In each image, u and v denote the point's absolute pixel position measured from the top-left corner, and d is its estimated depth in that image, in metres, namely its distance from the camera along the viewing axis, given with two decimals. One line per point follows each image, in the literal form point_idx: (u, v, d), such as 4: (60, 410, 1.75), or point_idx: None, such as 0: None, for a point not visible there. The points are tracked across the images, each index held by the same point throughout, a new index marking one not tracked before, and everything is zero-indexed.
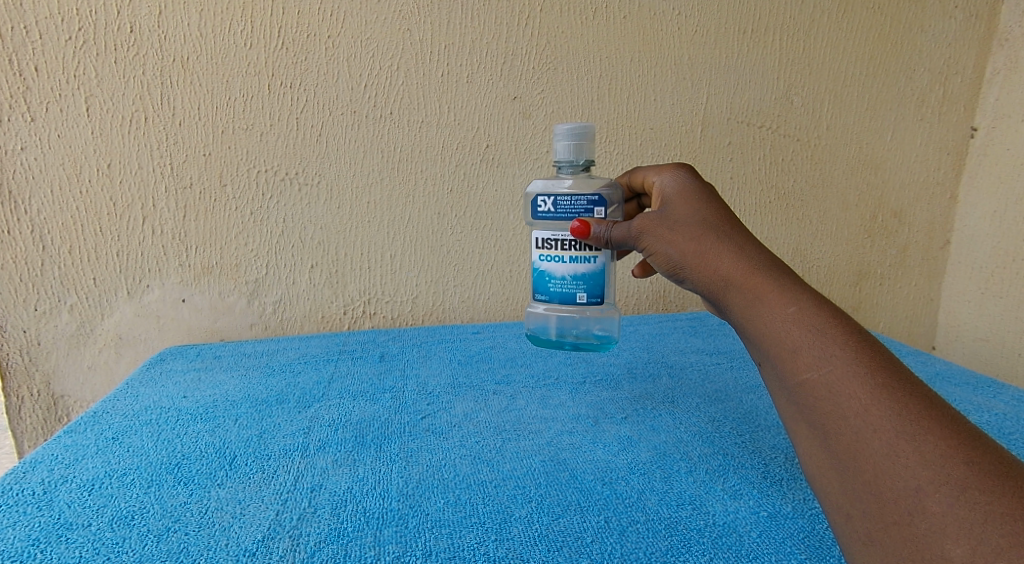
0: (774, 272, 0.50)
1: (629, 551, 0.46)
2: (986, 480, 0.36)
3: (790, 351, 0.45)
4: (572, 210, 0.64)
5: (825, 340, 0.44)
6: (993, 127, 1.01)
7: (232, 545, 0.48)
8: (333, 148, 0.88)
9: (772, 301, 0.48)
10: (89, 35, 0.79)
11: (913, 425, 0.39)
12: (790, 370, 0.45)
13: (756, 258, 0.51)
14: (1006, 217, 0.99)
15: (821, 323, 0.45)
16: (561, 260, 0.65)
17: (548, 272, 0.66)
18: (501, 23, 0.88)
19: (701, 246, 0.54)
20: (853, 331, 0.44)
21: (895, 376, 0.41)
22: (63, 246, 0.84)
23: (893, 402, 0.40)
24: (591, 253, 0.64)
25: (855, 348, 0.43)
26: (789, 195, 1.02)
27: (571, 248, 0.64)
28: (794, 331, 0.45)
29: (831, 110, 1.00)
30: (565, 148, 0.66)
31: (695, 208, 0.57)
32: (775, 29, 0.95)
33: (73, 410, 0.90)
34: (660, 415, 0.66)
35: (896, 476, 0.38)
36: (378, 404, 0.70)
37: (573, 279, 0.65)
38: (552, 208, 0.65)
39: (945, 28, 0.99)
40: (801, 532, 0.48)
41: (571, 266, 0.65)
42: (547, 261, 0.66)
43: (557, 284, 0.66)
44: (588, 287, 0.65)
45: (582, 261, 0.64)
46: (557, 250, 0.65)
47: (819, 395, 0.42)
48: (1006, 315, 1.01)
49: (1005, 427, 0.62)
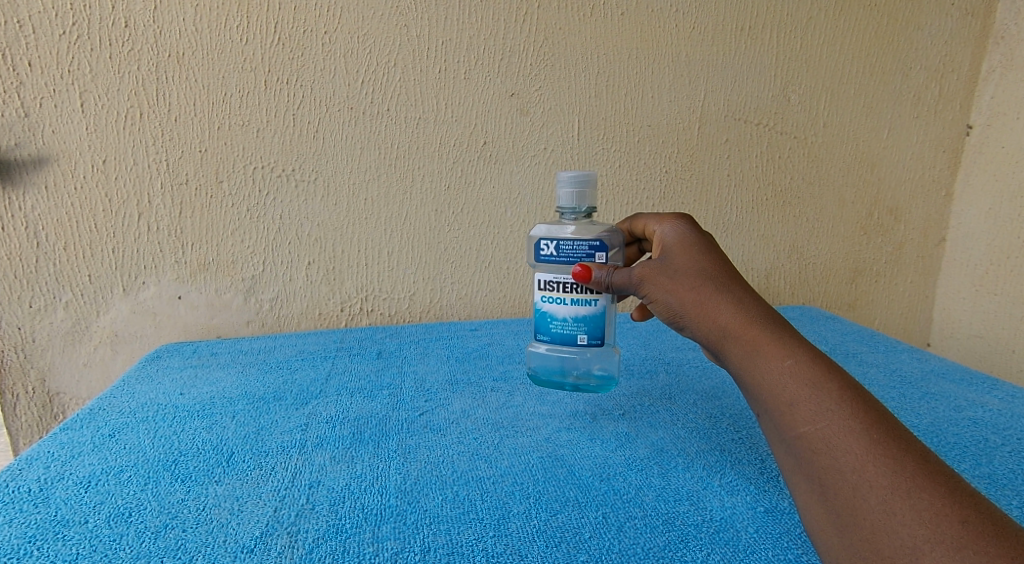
0: (771, 325, 0.50)
1: (627, 546, 0.47)
2: (981, 540, 0.36)
3: (787, 405, 0.45)
4: (574, 255, 0.63)
5: (820, 394, 0.45)
6: (988, 125, 1.01)
7: (230, 541, 0.48)
8: (330, 144, 0.88)
9: (770, 353, 0.48)
10: (83, 30, 0.79)
11: (908, 482, 0.39)
12: (787, 422, 0.45)
13: (755, 310, 0.52)
14: (1001, 214, 0.99)
15: (817, 377, 0.45)
16: (562, 302, 0.63)
17: (549, 314, 0.64)
18: (498, 20, 0.88)
19: (700, 295, 0.54)
20: (847, 385, 0.45)
21: (890, 432, 0.42)
22: (58, 243, 0.84)
23: (888, 458, 0.41)
24: (591, 296, 0.62)
25: (850, 404, 0.44)
26: (785, 193, 1.02)
27: (573, 290, 0.62)
28: (790, 384, 0.46)
29: (827, 108, 1.00)
30: (567, 195, 0.65)
31: (694, 258, 0.56)
32: (772, 26, 0.96)
33: (69, 408, 0.89)
34: (657, 412, 0.66)
35: (891, 534, 0.38)
36: (376, 401, 0.70)
37: (575, 321, 0.63)
38: (555, 251, 0.64)
39: (941, 25, 1.00)
40: (797, 527, 0.48)
41: (572, 308, 0.63)
42: (549, 302, 0.64)
43: (557, 325, 0.64)
44: (589, 328, 0.63)
45: (583, 303, 0.62)
46: (559, 292, 0.63)
47: (817, 450, 0.43)
48: (1001, 311, 1.01)
49: (998, 422, 0.63)
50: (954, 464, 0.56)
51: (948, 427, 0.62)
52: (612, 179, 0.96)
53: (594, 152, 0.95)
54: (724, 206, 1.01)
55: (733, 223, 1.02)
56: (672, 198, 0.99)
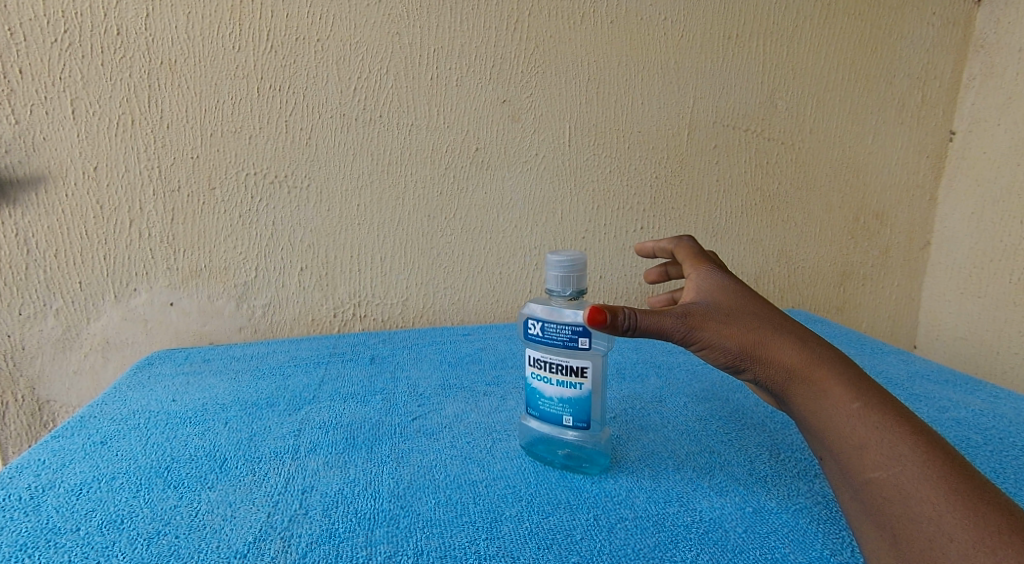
0: (836, 362, 0.50)
1: (618, 547, 0.47)
2: None
3: (856, 448, 0.46)
4: (558, 339, 0.55)
5: (893, 439, 0.45)
6: (970, 131, 1.03)
7: (223, 547, 0.49)
8: (322, 151, 0.89)
9: (838, 395, 0.48)
10: (75, 37, 0.79)
11: (990, 536, 0.40)
12: (855, 466, 0.46)
13: (817, 347, 0.51)
14: (984, 218, 1.01)
15: (889, 422, 0.46)
16: (547, 381, 0.55)
17: (536, 392, 0.56)
18: (489, 27, 0.89)
19: (759, 335, 0.52)
20: (919, 429, 0.46)
21: (968, 480, 0.43)
22: (48, 250, 0.84)
23: (968, 509, 0.41)
24: (578, 379, 0.54)
25: (925, 450, 0.44)
26: (773, 198, 1.03)
27: (558, 371, 0.55)
28: (861, 427, 0.46)
29: (814, 114, 1.02)
30: (556, 278, 0.55)
31: (740, 296, 0.54)
32: (759, 34, 0.97)
33: (59, 416, 0.89)
34: (648, 414, 0.66)
35: None
36: (369, 406, 0.70)
37: (560, 403, 0.55)
38: (539, 332, 0.56)
39: (923, 34, 1.02)
40: (785, 527, 0.49)
41: (558, 388, 0.55)
42: (534, 379, 0.56)
43: (542, 403, 0.56)
44: (576, 411, 0.55)
45: (569, 386, 0.54)
46: (544, 371, 0.55)
47: (888, 496, 0.44)
48: (984, 313, 1.03)
49: (980, 422, 0.64)
50: None
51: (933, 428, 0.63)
52: (603, 184, 0.97)
53: (585, 157, 0.96)
54: (712, 210, 1.02)
55: (722, 228, 1.03)
56: (661, 203, 1.00)
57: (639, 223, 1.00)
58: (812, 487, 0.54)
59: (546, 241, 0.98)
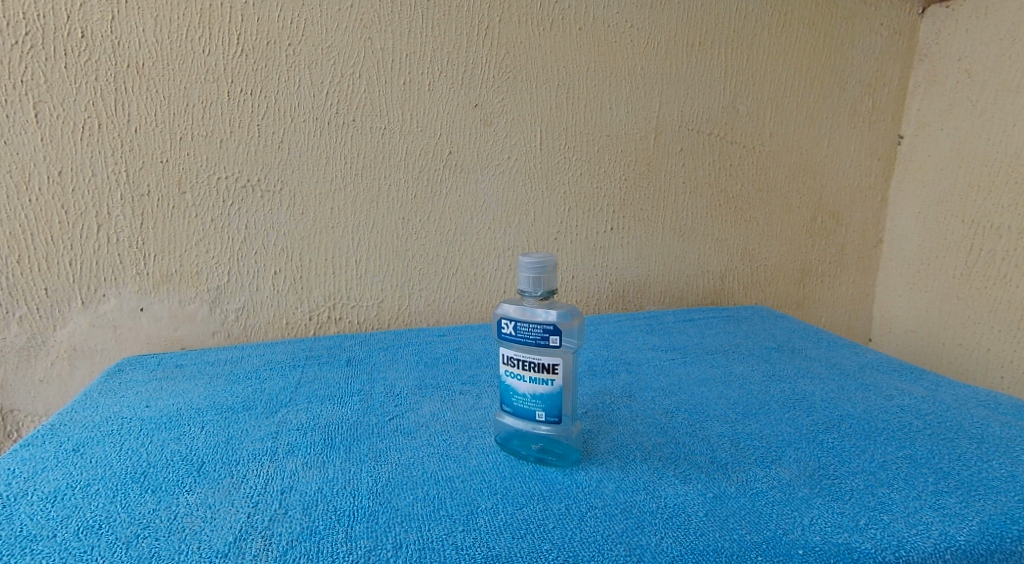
0: None
1: (588, 534, 0.50)
2: None
3: None
4: (530, 338, 0.57)
5: None
6: (916, 135, 1.09)
7: (204, 548, 0.50)
8: (295, 155, 0.89)
9: None
10: (38, 40, 0.79)
11: None
12: None
13: None
14: (930, 217, 1.07)
15: None
16: (520, 378, 0.57)
17: (510, 389, 0.58)
18: (460, 33, 0.91)
19: None
20: None
21: None
22: (11, 256, 0.83)
23: None
24: (549, 376, 0.56)
25: None
26: (736, 199, 1.07)
27: (531, 368, 0.57)
28: None
29: (773, 119, 1.06)
30: (527, 278, 0.58)
31: None
32: (720, 41, 1.01)
33: (25, 425, 0.88)
34: (618, 409, 0.69)
35: None
36: (346, 408, 0.71)
37: (533, 398, 0.57)
38: (512, 331, 0.58)
39: (872, 43, 1.07)
40: (742, 510, 0.52)
41: (530, 385, 0.57)
42: (508, 377, 0.58)
43: (515, 399, 0.58)
44: (547, 406, 0.57)
45: (541, 382, 0.57)
46: (517, 368, 0.58)
47: None
48: (931, 307, 1.08)
49: (922, 409, 0.69)
50: (881, 448, 0.61)
51: (879, 415, 0.67)
52: (573, 186, 1.00)
53: (555, 159, 0.99)
54: (679, 211, 1.05)
55: (688, 228, 1.06)
56: (630, 205, 1.03)
57: (608, 224, 1.03)
58: (768, 472, 0.57)
59: (518, 242, 1.00)
